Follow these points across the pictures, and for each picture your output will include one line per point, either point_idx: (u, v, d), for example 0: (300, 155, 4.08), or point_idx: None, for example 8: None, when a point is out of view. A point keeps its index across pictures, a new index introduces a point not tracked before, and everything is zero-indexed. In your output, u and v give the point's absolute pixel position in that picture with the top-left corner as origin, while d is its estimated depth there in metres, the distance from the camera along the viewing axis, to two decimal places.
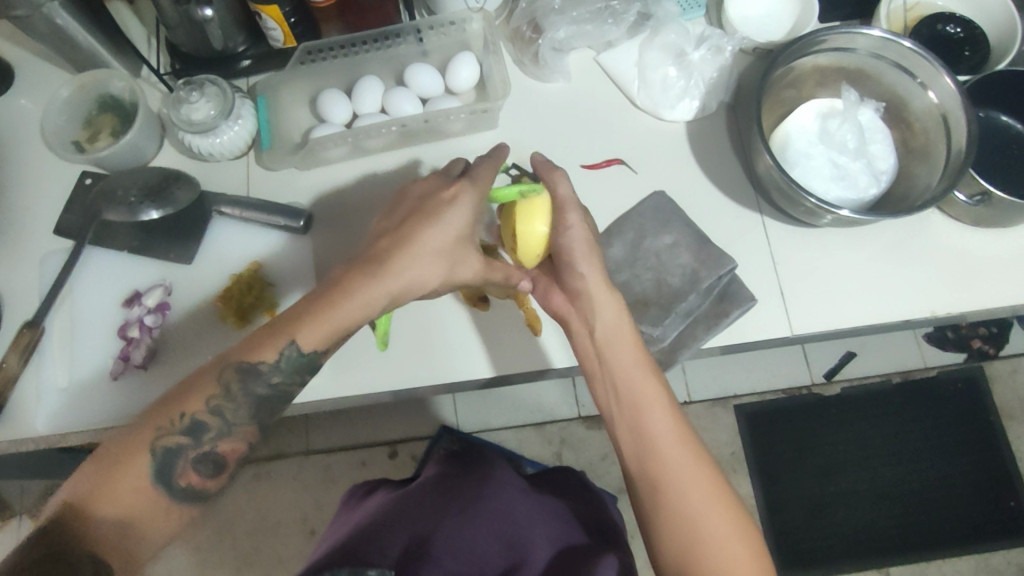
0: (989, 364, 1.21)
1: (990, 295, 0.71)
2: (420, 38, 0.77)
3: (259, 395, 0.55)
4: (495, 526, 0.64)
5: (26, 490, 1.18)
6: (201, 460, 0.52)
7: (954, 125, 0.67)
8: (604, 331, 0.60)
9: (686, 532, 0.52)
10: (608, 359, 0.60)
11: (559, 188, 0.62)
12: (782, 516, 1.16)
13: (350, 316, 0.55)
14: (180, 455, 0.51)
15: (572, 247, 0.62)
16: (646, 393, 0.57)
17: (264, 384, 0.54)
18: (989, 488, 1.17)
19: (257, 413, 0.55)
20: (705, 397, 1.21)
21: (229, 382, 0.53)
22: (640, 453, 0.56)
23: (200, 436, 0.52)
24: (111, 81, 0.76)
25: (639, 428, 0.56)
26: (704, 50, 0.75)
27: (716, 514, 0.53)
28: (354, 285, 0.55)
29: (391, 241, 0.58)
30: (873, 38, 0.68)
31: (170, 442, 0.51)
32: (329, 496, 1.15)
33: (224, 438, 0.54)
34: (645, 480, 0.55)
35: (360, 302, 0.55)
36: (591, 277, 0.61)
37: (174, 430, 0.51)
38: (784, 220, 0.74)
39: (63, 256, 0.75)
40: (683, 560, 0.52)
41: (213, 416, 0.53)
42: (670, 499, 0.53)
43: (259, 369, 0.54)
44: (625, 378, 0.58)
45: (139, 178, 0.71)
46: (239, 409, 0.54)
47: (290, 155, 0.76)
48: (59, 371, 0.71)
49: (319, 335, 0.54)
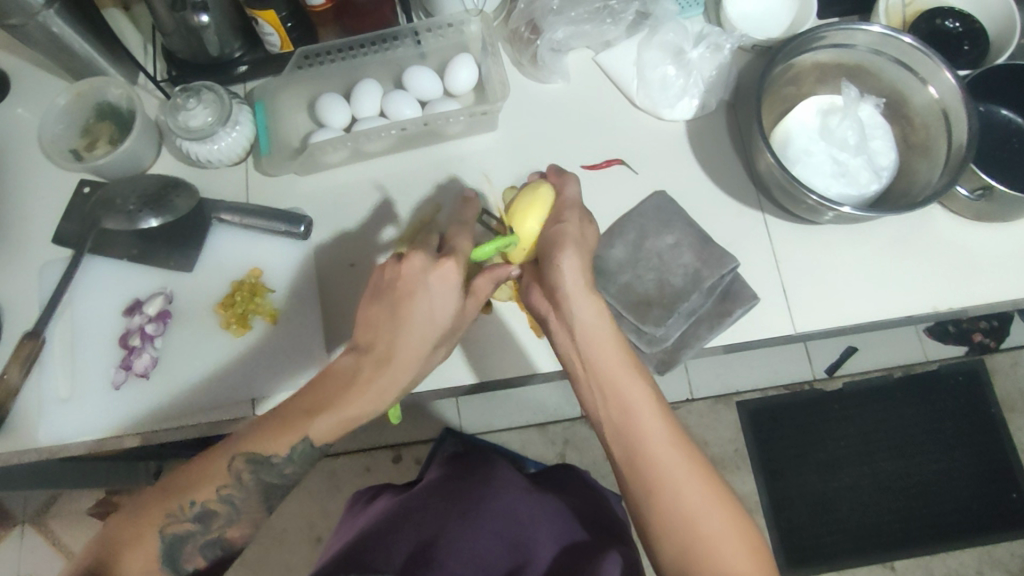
0: (990, 357, 1.21)
1: (993, 289, 0.71)
2: (418, 41, 0.77)
3: (272, 485, 0.56)
4: (499, 526, 0.64)
5: (29, 498, 1.17)
6: (208, 545, 0.55)
7: (954, 120, 0.67)
8: (584, 332, 0.59)
9: (684, 534, 0.52)
10: (592, 361, 0.58)
11: (568, 188, 0.64)
12: (787, 513, 1.16)
13: (362, 409, 0.55)
14: (188, 541, 0.53)
15: (561, 236, 0.61)
16: (631, 396, 0.56)
17: (276, 474, 0.56)
18: (991, 480, 1.17)
19: (267, 499, 0.56)
20: (708, 395, 1.21)
21: (241, 471, 0.54)
22: (631, 456, 0.55)
23: (208, 523, 0.54)
24: (107, 89, 0.75)
25: (628, 430, 0.56)
26: (703, 49, 0.74)
27: (712, 513, 0.53)
28: (360, 384, 0.55)
29: (390, 326, 0.56)
30: (872, 35, 0.69)
31: (178, 530, 0.53)
32: (333, 501, 1.15)
33: (233, 524, 0.56)
34: (638, 484, 0.54)
35: (373, 396, 0.55)
36: (569, 273, 0.59)
37: (182, 519, 0.53)
38: (785, 218, 0.73)
39: (63, 265, 0.74)
40: (682, 562, 0.52)
41: (224, 505, 0.55)
42: (665, 501, 0.53)
43: (272, 461, 0.55)
44: (610, 379, 0.57)
45: (137, 186, 0.71)
46: (249, 496, 0.55)
47: (289, 160, 0.75)
48: (62, 382, 0.71)
49: (331, 427, 0.55)
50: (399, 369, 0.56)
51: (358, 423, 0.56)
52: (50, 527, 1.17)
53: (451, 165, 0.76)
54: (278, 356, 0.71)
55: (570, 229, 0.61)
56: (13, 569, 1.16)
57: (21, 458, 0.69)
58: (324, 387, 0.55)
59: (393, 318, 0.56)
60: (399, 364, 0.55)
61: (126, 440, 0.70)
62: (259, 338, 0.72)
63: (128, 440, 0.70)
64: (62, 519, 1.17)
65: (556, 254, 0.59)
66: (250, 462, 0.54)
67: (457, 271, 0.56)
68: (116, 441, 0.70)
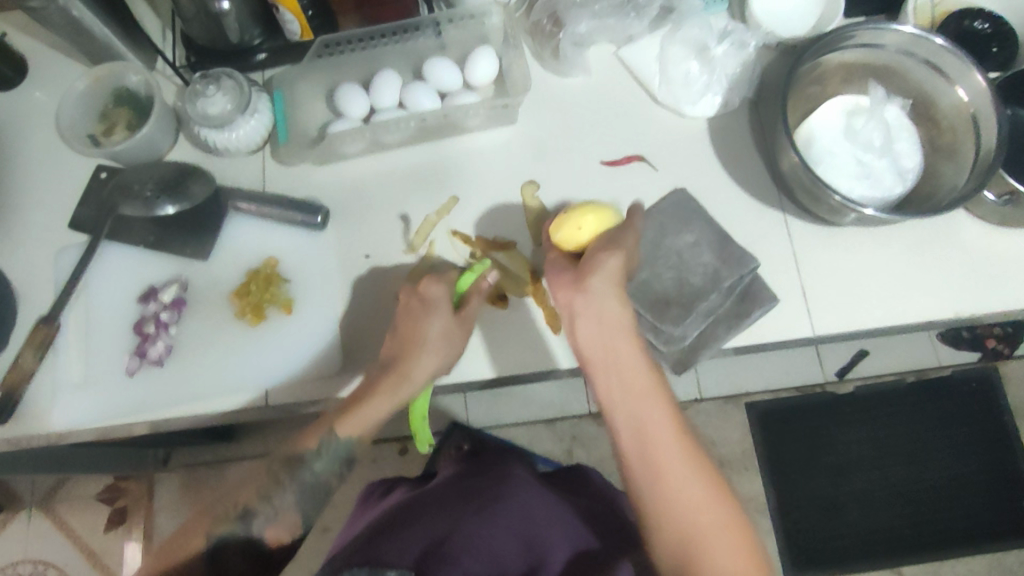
0: (1005, 364, 1.20)
1: (1016, 296, 0.70)
2: (439, 32, 0.76)
3: (307, 482, 0.61)
4: (516, 521, 0.63)
5: (36, 482, 1.18)
6: (251, 544, 0.58)
7: (983, 125, 0.66)
8: (605, 318, 0.56)
9: (688, 533, 0.51)
10: (609, 347, 0.56)
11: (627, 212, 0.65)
12: (795, 515, 1.15)
13: (381, 407, 0.61)
14: (233, 539, 0.57)
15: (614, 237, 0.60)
16: (645, 386, 0.55)
17: (308, 472, 0.60)
18: (1001, 489, 1.16)
19: (301, 499, 0.60)
20: (718, 394, 1.20)
21: (279, 474, 0.60)
22: (639, 448, 0.53)
23: (248, 521, 0.58)
24: (126, 74, 0.75)
25: (644, 425, 0.54)
26: (726, 45, 0.73)
27: (714, 513, 0.52)
28: (378, 391, 0.61)
29: (395, 340, 0.63)
30: (902, 35, 0.68)
31: (223, 530, 0.57)
32: (339, 491, 1.15)
33: (272, 523, 0.59)
34: (643, 476, 0.53)
35: (388, 397, 0.61)
36: (607, 262, 0.57)
37: (226, 519, 0.58)
38: (806, 218, 0.73)
39: (79, 250, 0.74)
40: (679, 559, 0.51)
41: (263, 504, 0.59)
42: (674, 504, 0.52)
43: (302, 457, 0.61)
44: (625, 368, 0.56)
45: (155, 173, 0.71)
46: (286, 493, 0.60)
47: (308, 149, 0.75)
48: (75, 367, 0.71)
49: (359, 425, 0.61)
50: (411, 376, 0.61)
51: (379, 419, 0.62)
52: (58, 511, 1.17)
53: (470, 157, 0.76)
54: (293, 347, 0.71)
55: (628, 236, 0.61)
56: (20, 552, 1.16)
57: (31, 441, 0.69)
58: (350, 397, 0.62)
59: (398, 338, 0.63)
60: (409, 375, 0.61)
61: (135, 427, 0.70)
62: (273, 329, 0.72)
63: (138, 428, 0.70)
64: (69, 503, 1.18)
65: (603, 249, 0.58)
66: (287, 462, 0.61)
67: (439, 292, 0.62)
68: (126, 428, 0.70)
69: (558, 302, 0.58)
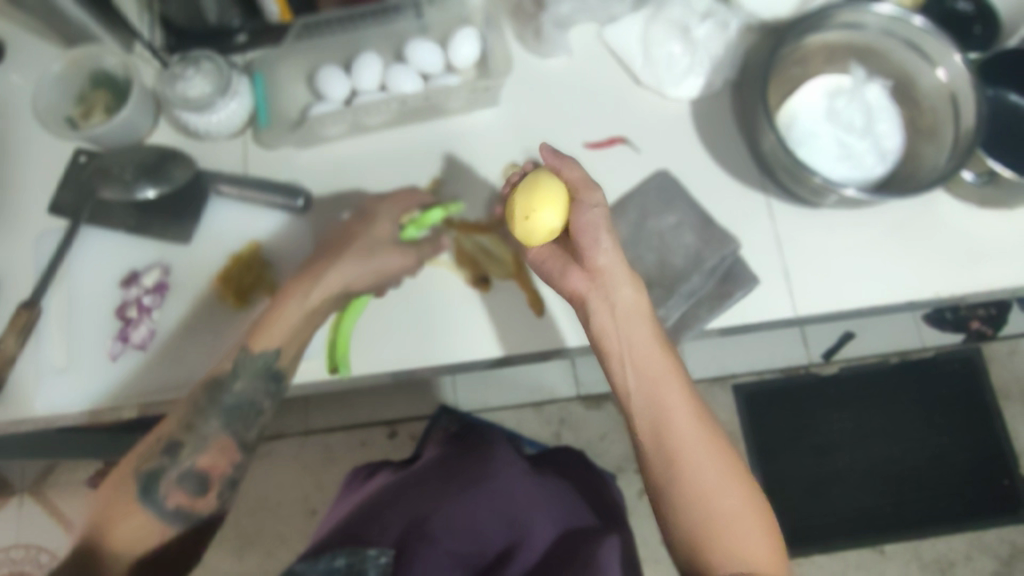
0: (988, 345, 1.21)
1: (995, 276, 0.70)
2: (419, 13, 0.76)
3: (227, 404, 0.63)
4: (499, 504, 0.64)
5: (26, 468, 1.18)
6: (183, 478, 0.60)
7: (962, 104, 0.66)
8: (619, 309, 0.56)
9: (704, 515, 0.51)
10: (624, 332, 0.56)
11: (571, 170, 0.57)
12: (781, 494, 1.17)
13: (298, 311, 0.64)
14: (164, 475, 0.59)
15: (592, 225, 0.56)
16: (660, 373, 0.55)
17: (230, 395, 0.63)
18: (984, 468, 1.18)
19: (229, 424, 0.63)
20: (705, 376, 1.21)
21: (199, 401, 0.62)
22: (655, 430, 0.54)
23: (176, 454, 0.60)
24: (103, 56, 0.74)
25: (659, 411, 0.54)
26: (709, 26, 0.73)
27: (728, 492, 0.52)
28: (294, 288, 0.65)
29: (326, 253, 0.67)
30: (883, 15, 0.67)
31: (153, 466, 0.60)
32: (329, 475, 1.16)
33: (201, 453, 0.61)
34: (658, 458, 0.53)
35: (304, 302, 0.64)
36: (612, 252, 0.57)
37: (154, 454, 0.60)
38: (789, 201, 0.73)
39: (59, 235, 0.74)
40: (695, 543, 0.51)
41: (188, 435, 0.61)
42: (687, 487, 0.52)
43: (222, 381, 0.63)
44: (641, 353, 0.56)
45: (134, 156, 0.70)
46: (209, 421, 0.62)
47: (289, 132, 0.75)
48: (59, 351, 0.71)
49: (274, 332, 0.64)
50: (331, 283, 0.65)
51: (296, 329, 0.65)
52: (47, 496, 1.18)
53: (453, 140, 0.75)
54: None
55: (599, 212, 0.56)
56: (11, 538, 1.16)
57: (20, 426, 0.70)
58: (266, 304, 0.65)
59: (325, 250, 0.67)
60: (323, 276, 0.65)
61: (124, 412, 0.70)
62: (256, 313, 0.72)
63: (126, 413, 0.70)
64: (59, 488, 1.18)
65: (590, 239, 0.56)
66: (210, 386, 0.63)
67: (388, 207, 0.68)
68: (114, 413, 0.70)
69: (571, 301, 0.58)
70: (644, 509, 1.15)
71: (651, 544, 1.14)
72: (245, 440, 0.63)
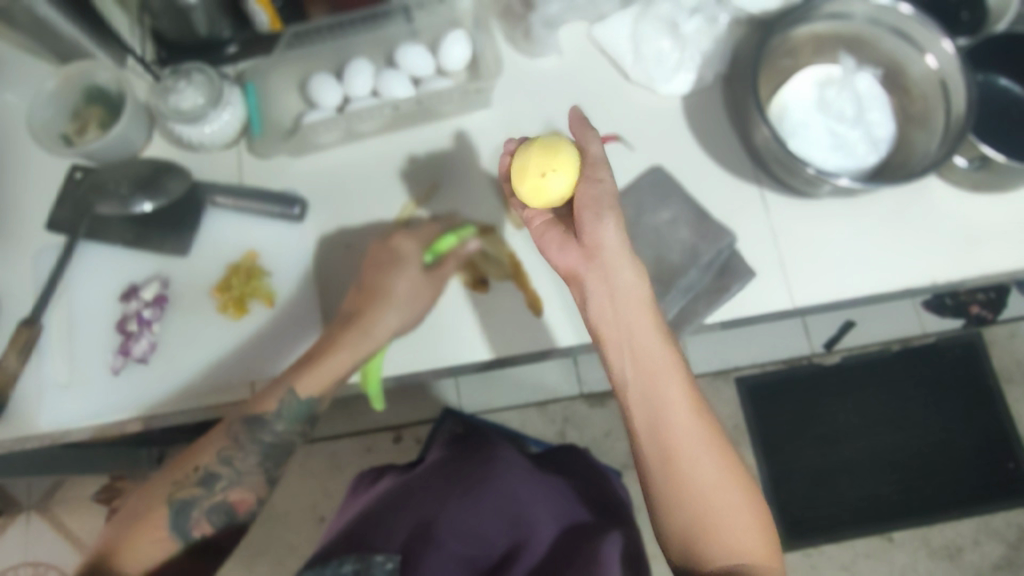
0: (988, 329, 1.21)
1: (992, 260, 0.71)
2: (409, 18, 0.76)
3: (266, 442, 0.64)
4: (497, 504, 0.64)
5: (32, 485, 1.18)
6: (213, 510, 0.61)
7: (952, 91, 0.67)
8: (618, 295, 0.54)
9: (699, 508, 0.51)
10: (623, 319, 0.54)
11: (590, 146, 0.56)
12: (785, 486, 1.17)
13: (343, 362, 0.65)
14: (194, 507, 0.60)
15: (597, 199, 0.54)
16: (659, 362, 0.54)
17: (270, 434, 0.64)
18: (989, 451, 1.18)
19: (265, 461, 0.64)
20: (707, 370, 1.21)
21: (239, 436, 0.63)
22: (653, 428, 0.53)
23: (211, 486, 0.61)
24: (95, 72, 0.74)
25: (658, 401, 0.53)
26: (699, 22, 0.74)
27: (723, 483, 0.52)
28: (339, 335, 0.65)
29: (367, 291, 0.67)
30: (869, 4, 0.68)
31: (184, 496, 0.60)
32: (335, 482, 1.16)
33: (234, 487, 0.62)
34: (656, 455, 0.53)
35: (348, 349, 0.65)
36: (613, 230, 0.54)
37: (187, 484, 0.60)
38: (783, 192, 0.73)
39: (57, 252, 0.74)
40: (688, 535, 0.51)
41: (224, 467, 0.62)
42: (682, 478, 0.52)
43: (263, 419, 0.63)
44: (640, 341, 0.54)
45: (129, 170, 0.70)
46: (248, 456, 0.63)
47: (283, 142, 0.75)
48: (60, 367, 0.71)
49: (315, 382, 0.64)
50: (370, 330, 0.65)
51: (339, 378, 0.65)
52: (54, 512, 1.18)
53: (447, 144, 0.76)
54: (277, 339, 0.71)
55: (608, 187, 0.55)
56: (19, 555, 1.16)
57: (23, 445, 0.69)
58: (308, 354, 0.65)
59: (371, 284, 0.67)
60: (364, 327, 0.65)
61: (127, 426, 0.70)
62: (256, 323, 0.72)
63: (130, 426, 0.70)
64: (66, 504, 1.18)
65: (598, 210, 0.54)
66: (245, 423, 0.63)
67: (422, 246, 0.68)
68: (118, 426, 0.70)
69: (567, 278, 0.57)
70: None
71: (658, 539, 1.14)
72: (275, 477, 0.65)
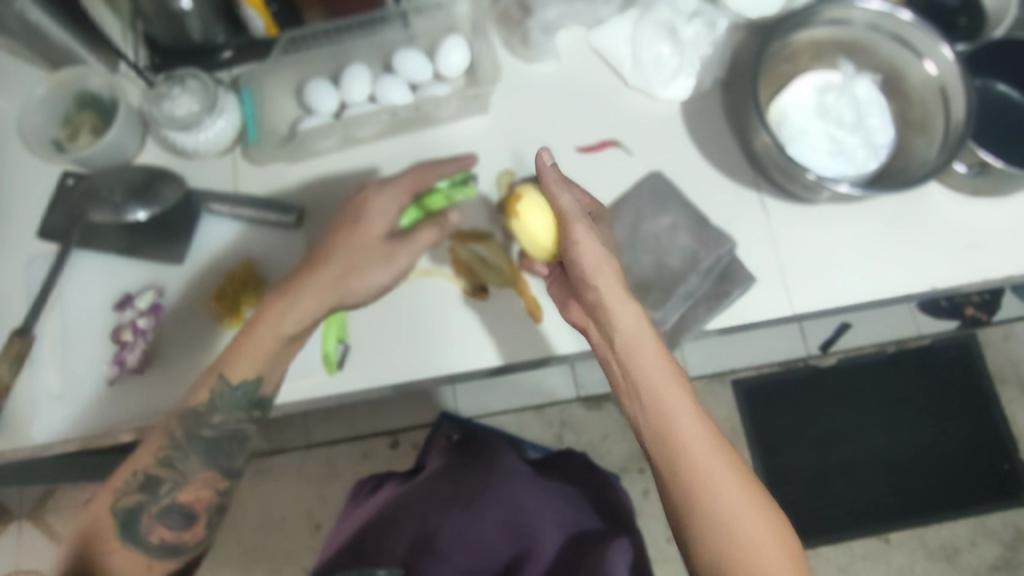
0: (983, 331, 1.22)
1: (991, 264, 0.71)
2: (406, 23, 0.75)
3: (208, 435, 0.60)
4: (503, 513, 0.64)
5: (24, 494, 1.17)
6: (165, 513, 0.57)
7: (952, 97, 0.67)
8: (623, 342, 0.53)
9: (726, 539, 0.49)
10: (633, 364, 0.53)
11: (562, 200, 0.52)
12: (783, 488, 1.17)
13: (270, 340, 0.62)
14: (143, 512, 0.57)
15: (582, 258, 0.53)
16: (669, 400, 0.52)
17: (205, 425, 0.60)
18: (986, 452, 1.19)
19: (211, 457, 0.60)
20: (704, 373, 1.21)
21: (176, 436, 0.59)
22: (685, 488, 0.50)
23: (155, 491, 0.58)
24: (87, 77, 0.73)
25: (670, 438, 0.51)
26: (698, 25, 0.74)
27: (746, 512, 0.49)
28: (275, 310, 0.62)
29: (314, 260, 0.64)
30: (869, 10, 0.68)
31: (129, 503, 0.57)
32: (332, 488, 1.15)
33: (182, 487, 0.59)
34: (676, 491, 0.50)
35: (279, 326, 0.62)
36: (606, 281, 0.53)
37: (128, 491, 0.57)
38: (781, 197, 0.73)
39: (49, 260, 0.73)
40: (719, 569, 0.49)
41: (164, 468, 0.58)
42: (703, 510, 0.49)
43: (198, 412, 0.60)
44: (650, 381, 0.52)
45: (123, 178, 0.70)
46: (189, 455, 0.59)
47: (279, 148, 0.74)
48: (54, 377, 0.70)
49: (247, 366, 0.61)
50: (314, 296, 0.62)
51: (271, 355, 0.62)
52: (46, 521, 1.16)
53: (444, 150, 0.75)
54: None
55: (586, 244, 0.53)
56: (11, 564, 1.15)
57: (15, 455, 0.68)
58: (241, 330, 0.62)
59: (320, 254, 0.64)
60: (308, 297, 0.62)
61: (120, 437, 0.69)
62: None
63: (123, 438, 0.69)
64: (58, 512, 1.16)
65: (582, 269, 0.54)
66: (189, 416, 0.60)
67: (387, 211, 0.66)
68: (110, 438, 0.69)
69: (582, 329, 0.57)
70: (650, 508, 1.15)
71: (657, 542, 1.14)
72: (231, 467, 0.61)
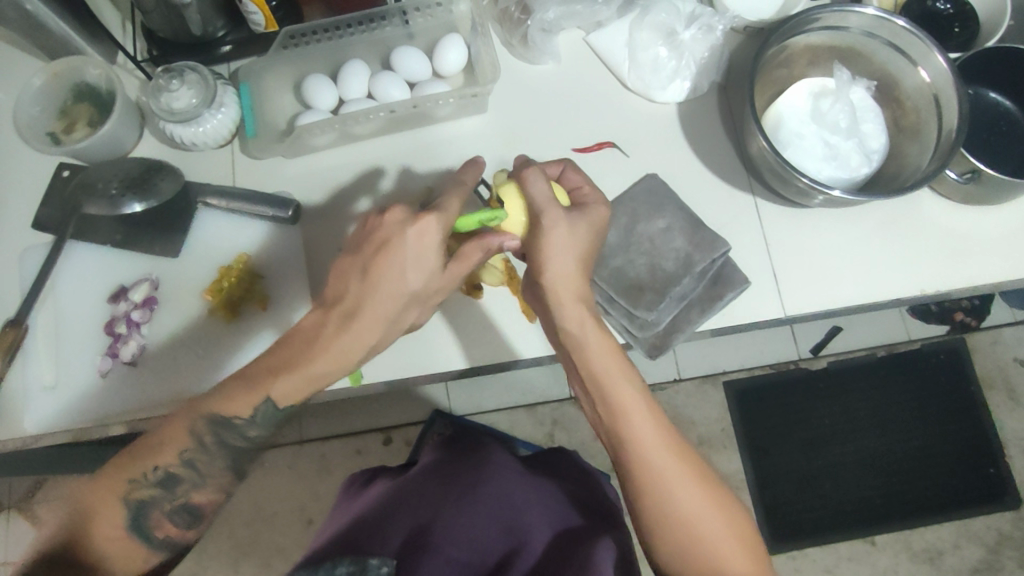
0: (971, 336, 1.23)
1: (979, 272, 0.72)
2: (406, 20, 0.76)
3: (235, 446, 0.55)
4: (492, 510, 0.64)
5: (14, 484, 1.16)
6: (177, 510, 0.53)
7: (945, 105, 0.67)
8: (575, 335, 0.59)
9: (668, 510, 0.53)
10: (586, 353, 0.58)
11: (535, 188, 0.59)
12: (773, 489, 1.18)
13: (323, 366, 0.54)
14: (154, 507, 0.52)
15: (545, 249, 0.58)
16: (615, 385, 0.57)
17: (240, 437, 0.55)
18: (972, 457, 1.20)
19: (232, 464, 0.56)
20: (695, 374, 1.22)
21: (202, 434, 0.53)
22: (632, 464, 0.55)
23: (172, 487, 0.53)
24: (85, 68, 0.73)
25: (616, 418, 0.56)
26: (694, 30, 0.74)
27: (684, 486, 0.54)
28: (328, 336, 0.54)
29: (361, 279, 0.55)
30: (865, 16, 0.68)
31: (144, 495, 0.52)
32: (324, 484, 1.15)
33: (198, 488, 0.55)
34: (624, 467, 0.55)
35: (335, 353, 0.54)
36: (562, 274, 0.59)
37: (146, 484, 0.52)
38: (774, 201, 0.74)
39: (44, 251, 0.73)
40: (666, 537, 0.53)
41: (184, 467, 0.53)
42: (645, 483, 0.54)
43: (233, 422, 0.54)
44: (599, 370, 0.57)
45: (120, 170, 0.69)
46: (215, 460, 0.54)
47: (277, 142, 0.74)
48: (46, 368, 0.70)
49: (296, 386, 0.54)
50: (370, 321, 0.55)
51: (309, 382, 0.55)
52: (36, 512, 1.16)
53: (441, 148, 0.75)
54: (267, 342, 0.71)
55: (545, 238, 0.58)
56: None
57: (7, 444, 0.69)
58: (291, 345, 0.55)
59: (363, 274, 0.55)
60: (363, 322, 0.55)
61: (112, 429, 0.69)
62: (247, 326, 0.71)
63: (114, 429, 0.69)
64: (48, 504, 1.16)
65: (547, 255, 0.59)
66: (211, 424, 0.54)
67: (435, 228, 0.56)
68: (102, 429, 0.69)
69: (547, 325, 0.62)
70: None
71: None
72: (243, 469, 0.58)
